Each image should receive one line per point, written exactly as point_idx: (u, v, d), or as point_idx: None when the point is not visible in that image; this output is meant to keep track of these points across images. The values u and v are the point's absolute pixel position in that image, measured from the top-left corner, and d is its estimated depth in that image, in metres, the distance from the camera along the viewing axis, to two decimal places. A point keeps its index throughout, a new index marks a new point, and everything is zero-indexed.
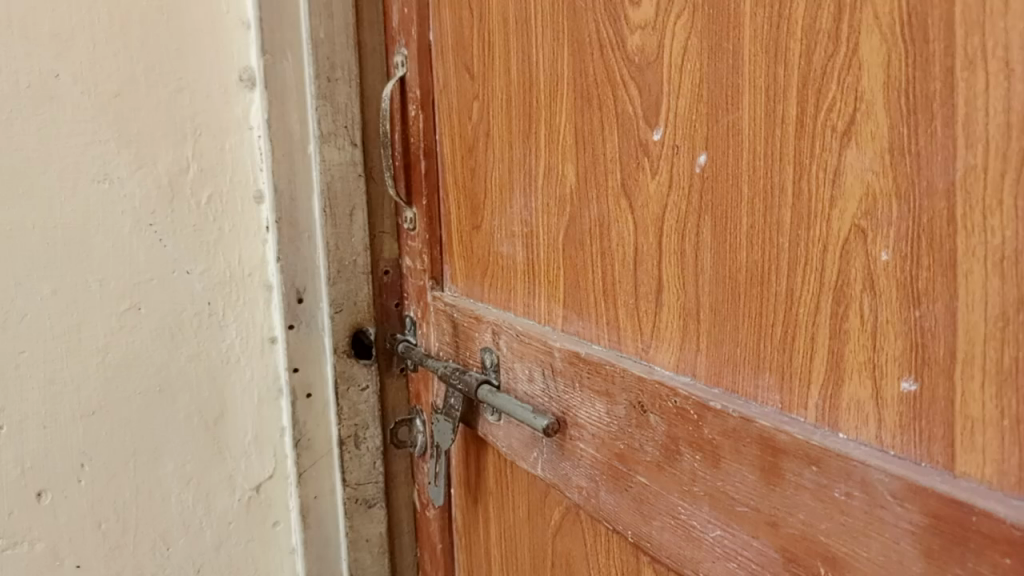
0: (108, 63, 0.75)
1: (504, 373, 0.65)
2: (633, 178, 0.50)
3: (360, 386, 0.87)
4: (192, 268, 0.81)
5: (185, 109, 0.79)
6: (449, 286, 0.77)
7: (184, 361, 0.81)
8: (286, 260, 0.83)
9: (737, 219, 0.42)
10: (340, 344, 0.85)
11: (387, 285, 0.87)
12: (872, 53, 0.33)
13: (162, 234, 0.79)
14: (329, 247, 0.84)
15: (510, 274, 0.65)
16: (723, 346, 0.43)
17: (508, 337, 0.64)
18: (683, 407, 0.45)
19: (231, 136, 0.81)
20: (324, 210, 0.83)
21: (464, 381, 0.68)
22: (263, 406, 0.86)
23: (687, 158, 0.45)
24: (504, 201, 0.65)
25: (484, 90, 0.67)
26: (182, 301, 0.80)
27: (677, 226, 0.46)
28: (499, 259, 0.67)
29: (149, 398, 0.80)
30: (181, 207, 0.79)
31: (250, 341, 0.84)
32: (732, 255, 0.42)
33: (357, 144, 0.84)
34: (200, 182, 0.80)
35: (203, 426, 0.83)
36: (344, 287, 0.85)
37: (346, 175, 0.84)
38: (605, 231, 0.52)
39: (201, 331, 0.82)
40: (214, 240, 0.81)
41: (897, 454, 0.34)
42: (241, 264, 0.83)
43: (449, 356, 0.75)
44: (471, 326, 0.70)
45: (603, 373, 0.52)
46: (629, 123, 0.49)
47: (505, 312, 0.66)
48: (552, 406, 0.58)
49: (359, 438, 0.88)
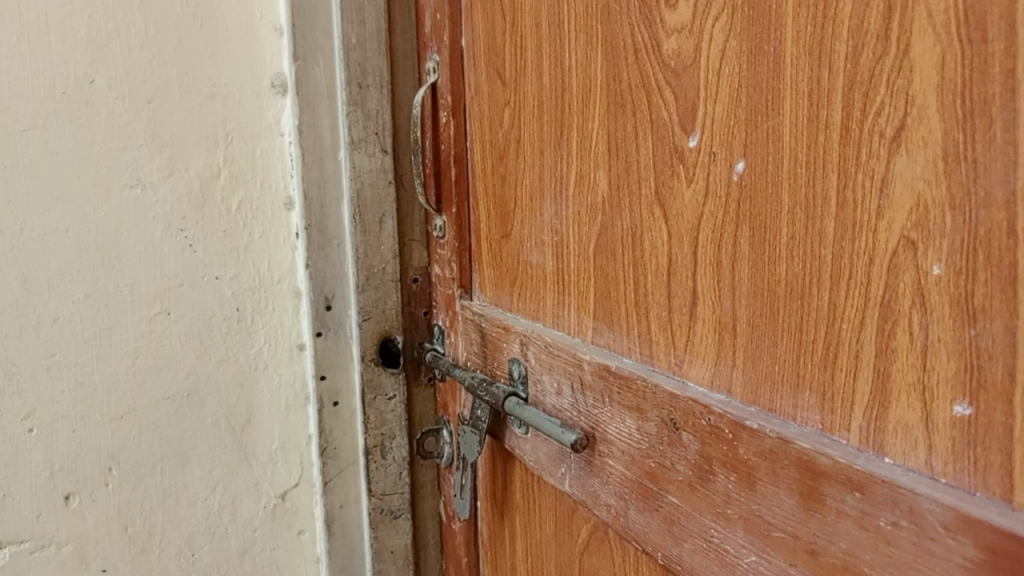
0: (143, 69, 0.75)
1: (532, 386, 0.63)
2: (667, 186, 0.48)
3: (387, 395, 0.84)
4: (221, 274, 0.81)
5: (218, 115, 0.79)
6: (478, 295, 0.76)
7: (212, 367, 0.82)
8: (315, 267, 0.81)
9: (777, 229, 0.40)
10: (368, 352, 0.82)
11: (416, 293, 0.85)
12: (925, 55, 0.31)
13: (193, 239, 0.79)
14: (358, 255, 0.82)
15: (540, 284, 0.64)
16: (761, 362, 0.41)
17: (536, 348, 0.62)
18: (717, 425, 0.43)
19: (263, 141, 0.82)
20: (353, 216, 0.81)
21: (493, 395, 0.66)
22: (290, 413, 0.86)
23: (724, 165, 0.43)
24: (534, 208, 0.64)
25: (515, 97, 0.66)
26: (211, 307, 0.81)
27: (713, 236, 0.44)
28: (529, 268, 0.66)
29: (177, 403, 0.80)
30: (212, 213, 0.80)
31: (278, 347, 0.85)
32: (771, 267, 0.40)
33: (388, 151, 0.83)
34: (231, 187, 0.80)
35: (231, 432, 0.83)
36: (373, 294, 0.82)
37: (376, 182, 0.82)
38: (637, 240, 0.51)
39: (230, 337, 0.82)
40: (244, 246, 0.82)
41: (950, 483, 0.31)
42: (271, 270, 0.83)
43: (477, 366, 0.74)
44: (500, 336, 0.69)
45: (634, 388, 0.50)
46: (664, 129, 0.48)
47: (535, 323, 0.65)
48: (581, 421, 0.56)
49: (386, 447, 0.85)
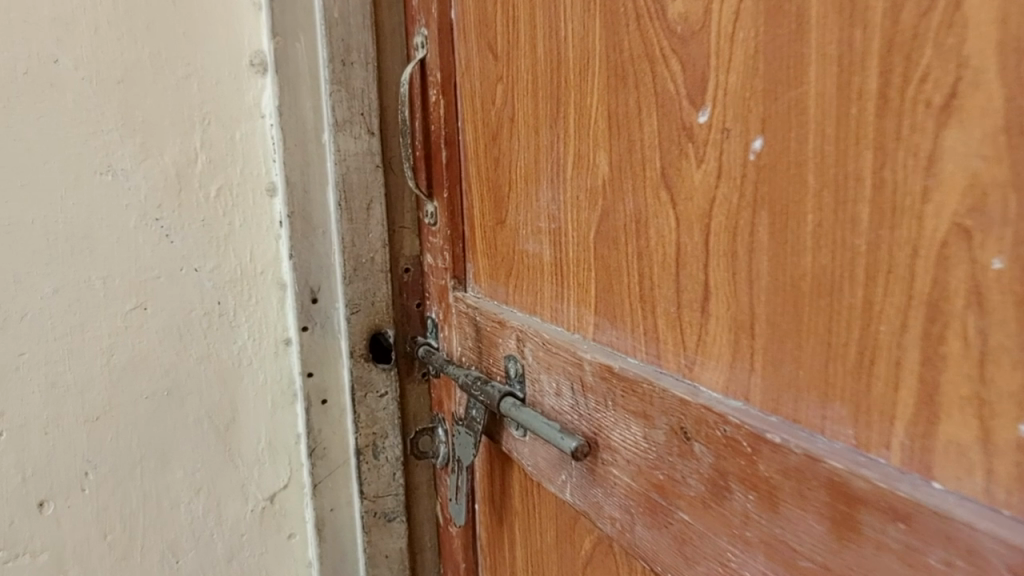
0: (111, 48, 0.70)
1: (530, 386, 0.59)
2: (675, 166, 0.43)
3: (378, 393, 0.79)
4: (201, 266, 0.76)
5: (194, 97, 0.74)
6: (472, 286, 0.71)
7: (194, 364, 0.77)
8: (299, 256, 0.76)
9: (801, 216, 0.35)
10: (357, 347, 0.77)
11: (407, 284, 0.80)
12: (983, 7, 0.26)
13: (169, 229, 0.74)
14: (345, 244, 0.76)
15: (537, 275, 0.59)
16: (784, 367, 0.36)
17: (534, 345, 0.57)
18: (734, 438, 0.38)
19: (242, 124, 0.77)
20: (339, 203, 0.76)
21: (489, 395, 0.61)
22: (278, 410, 0.82)
23: (739, 143, 0.38)
24: (530, 193, 0.59)
25: (508, 72, 0.61)
26: (191, 300, 0.76)
27: (727, 224, 0.39)
28: (525, 257, 0.61)
29: (157, 402, 0.76)
30: (190, 201, 0.75)
31: (263, 343, 0.80)
32: (794, 259, 0.35)
33: (375, 132, 0.77)
34: (209, 173, 0.76)
35: (215, 432, 0.79)
36: (361, 286, 0.77)
37: (363, 166, 0.76)
38: (642, 228, 0.46)
39: (211, 332, 0.78)
40: (224, 235, 0.77)
41: (1014, 516, 0.26)
42: (254, 261, 0.79)
43: (472, 363, 0.69)
44: (495, 331, 0.64)
45: (640, 392, 0.45)
46: (670, 103, 0.43)
47: (532, 317, 0.60)
48: (582, 426, 0.51)
49: (378, 447, 0.80)
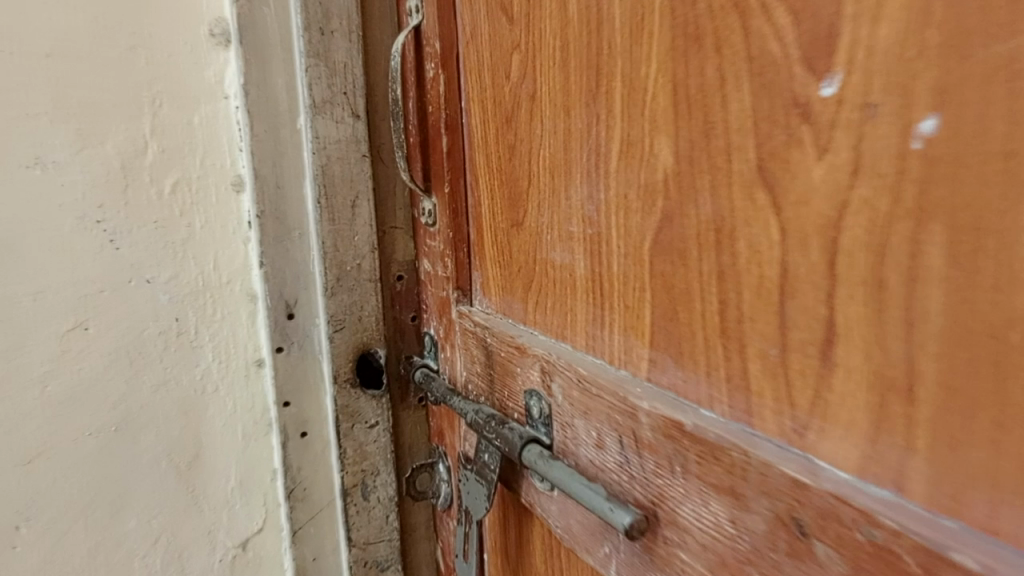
0: (38, 13, 0.57)
1: (559, 431, 0.47)
2: (780, 158, 0.31)
3: (367, 423, 0.67)
4: (153, 276, 0.64)
5: (142, 74, 0.61)
6: (480, 300, 0.59)
7: (148, 393, 0.65)
8: (271, 264, 0.63)
9: (1008, 233, 0.23)
10: (342, 370, 0.66)
11: (400, 294, 0.68)
12: None
13: (115, 233, 0.62)
14: (325, 248, 0.63)
15: (568, 292, 0.47)
16: (968, 452, 0.25)
17: (564, 381, 0.46)
18: (888, 547, 0.26)
19: (201, 106, 0.65)
20: (319, 201, 0.63)
21: (508, 441, 0.50)
22: (248, 443, 0.70)
23: (891, 124, 0.26)
24: (556, 189, 0.47)
25: (527, 38, 0.49)
26: (143, 317, 0.64)
27: (868, 240, 0.28)
28: (550, 268, 0.49)
29: (104, 440, 0.63)
30: (139, 199, 0.62)
31: (231, 366, 0.69)
32: (993, 296, 0.24)
33: (360, 115, 0.64)
34: (162, 166, 0.63)
35: (175, 471, 0.67)
36: (345, 298, 0.65)
37: (347, 156, 0.64)
38: (726, 240, 0.34)
39: (169, 354, 0.66)
40: (181, 240, 0.65)
41: None
42: (218, 269, 0.67)
43: (482, 393, 0.57)
44: (511, 358, 0.53)
45: (725, 462, 0.34)
46: (773, 70, 0.31)
47: (559, 344, 0.48)
48: (636, 492, 0.40)
49: (368, 486, 0.68)
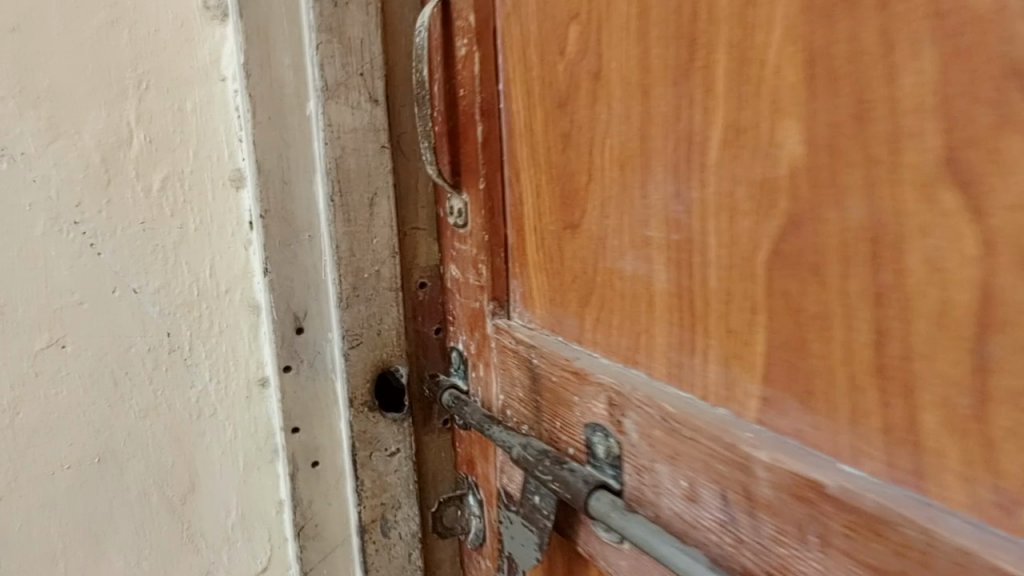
0: None
1: (632, 476, 0.40)
2: (981, 148, 0.23)
3: (387, 451, 0.60)
4: (140, 286, 0.55)
5: (124, 52, 0.53)
6: (521, 314, 0.51)
7: (134, 419, 0.56)
8: (277, 272, 0.55)
9: None
10: (358, 392, 0.58)
11: (424, 304, 0.60)
12: None
13: (95, 236, 0.53)
14: (339, 254, 0.56)
15: (642, 310, 0.40)
16: None
17: (641, 418, 0.39)
18: None
19: (195, 90, 0.56)
20: (332, 199, 0.55)
21: (569, 485, 0.42)
22: (250, 472, 0.62)
23: None
24: (629, 186, 0.39)
25: (591, 5, 0.40)
26: (129, 333, 0.55)
27: None
28: (618, 280, 0.41)
29: (83, 473, 0.55)
30: (122, 196, 0.54)
31: (230, 386, 0.60)
32: None
33: (379, 100, 0.56)
34: (150, 159, 0.55)
35: (167, 506, 0.59)
36: (362, 311, 0.57)
37: (364, 147, 0.55)
38: (887, 255, 0.27)
39: (160, 375, 0.57)
40: (173, 244, 0.56)
41: None
42: (216, 277, 0.58)
43: (527, 422, 0.50)
44: (567, 386, 0.45)
45: (889, 539, 0.26)
46: (975, 30, 0.23)
47: (631, 373, 0.41)
48: (749, 559, 0.33)
49: (388, 522, 0.61)
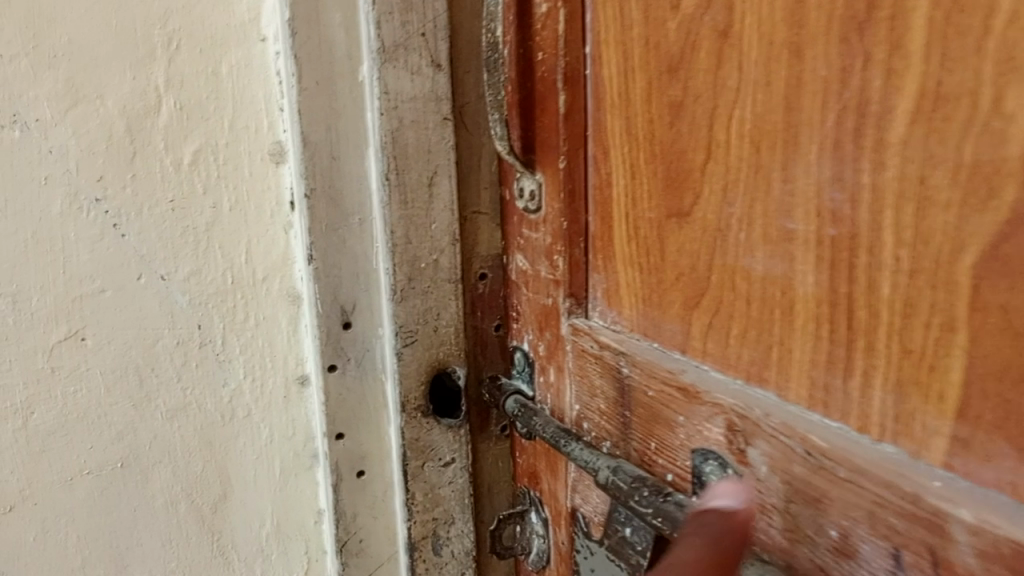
0: None
1: (758, 517, 0.35)
2: None
3: (441, 461, 0.54)
4: (169, 272, 0.49)
5: (152, 4, 0.46)
6: (604, 314, 0.45)
7: (161, 421, 0.50)
8: (322, 259, 0.49)
9: None
10: (412, 395, 0.52)
11: (484, 298, 0.54)
12: None
13: (119, 216, 0.47)
14: (394, 241, 0.49)
15: (779, 319, 0.33)
16: None
17: (771, 449, 0.33)
18: None
19: (231, 50, 0.48)
20: (385, 178, 0.48)
21: (676, 523, 0.36)
22: (288, 479, 0.55)
23: None
24: (765, 167, 0.32)
25: None
26: (156, 325, 0.49)
27: None
28: (745, 281, 0.34)
29: (104, 480, 0.49)
30: (149, 170, 0.47)
31: (267, 384, 0.53)
32: None
33: (441, 65, 0.49)
34: (180, 128, 0.48)
35: (196, 516, 0.53)
36: (418, 305, 0.51)
37: (424, 118, 0.49)
38: None
39: (190, 372, 0.51)
40: (206, 225, 0.49)
41: None
42: (252, 263, 0.51)
43: (615, 439, 0.44)
44: (668, 402, 0.39)
45: None
46: None
47: (754, 392, 0.35)
48: None
49: (440, 538, 0.55)
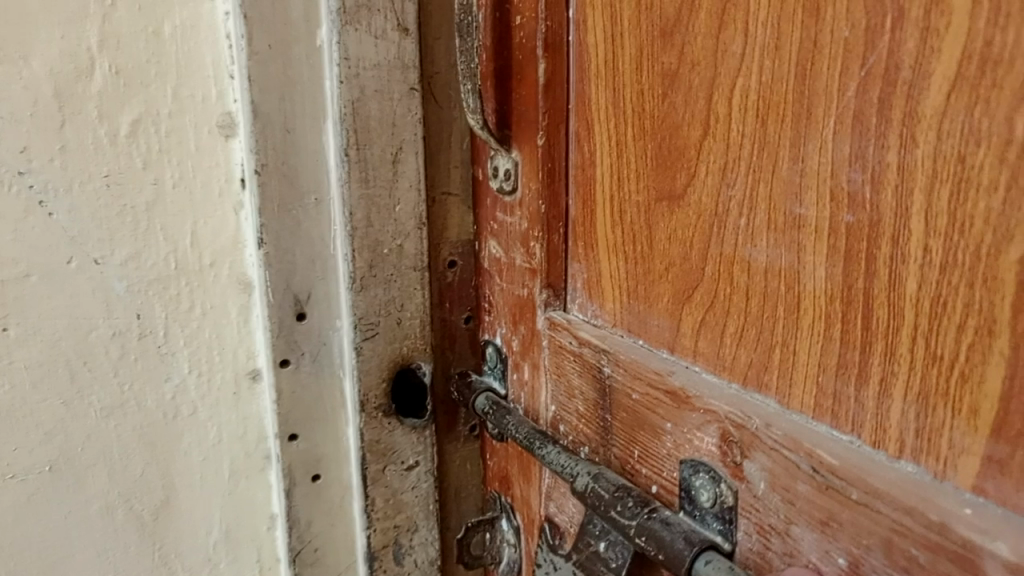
0: None
1: (755, 538, 0.31)
2: None
3: (403, 464, 0.50)
4: (105, 256, 0.44)
5: None
6: (584, 308, 0.41)
7: (97, 420, 0.46)
8: (273, 243, 0.44)
9: None
10: (373, 393, 0.48)
11: (451, 289, 0.50)
12: None
13: (48, 192, 0.42)
14: (354, 224, 0.45)
15: (784, 318, 0.29)
16: None
17: (774, 465, 0.29)
18: None
19: (177, 9, 0.43)
20: (345, 155, 0.44)
21: (663, 543, 0.32)
22: (237, 483, 0.51)
23: None
24: (772, 145, 0.28)
25: None
26: (90, 315, 0.44)
27: None
28: (745, 274, 0.30)
29: (32, 486, 0.44)
30: (83, 141, 0.42)
31: (216, 380, 0.49)
32: None
33: (409, 30, 0.44)
34: (118, 94, 0.43)
35: (135, 523, 0.48)
36: (379, 295, 0.46)
37: (389, 88, 0.44)
38: None
39: (129, 366, 0.46)
40: (147, 204, 0.44)
41: None
42: (198, 247, 0.46)
43: (596, 445, 0.40)
44: (656, 407, 0.35)
45: None
46: None
47: (751, 399, 0.31)
48: None
49: (403, 547, 0.51)
